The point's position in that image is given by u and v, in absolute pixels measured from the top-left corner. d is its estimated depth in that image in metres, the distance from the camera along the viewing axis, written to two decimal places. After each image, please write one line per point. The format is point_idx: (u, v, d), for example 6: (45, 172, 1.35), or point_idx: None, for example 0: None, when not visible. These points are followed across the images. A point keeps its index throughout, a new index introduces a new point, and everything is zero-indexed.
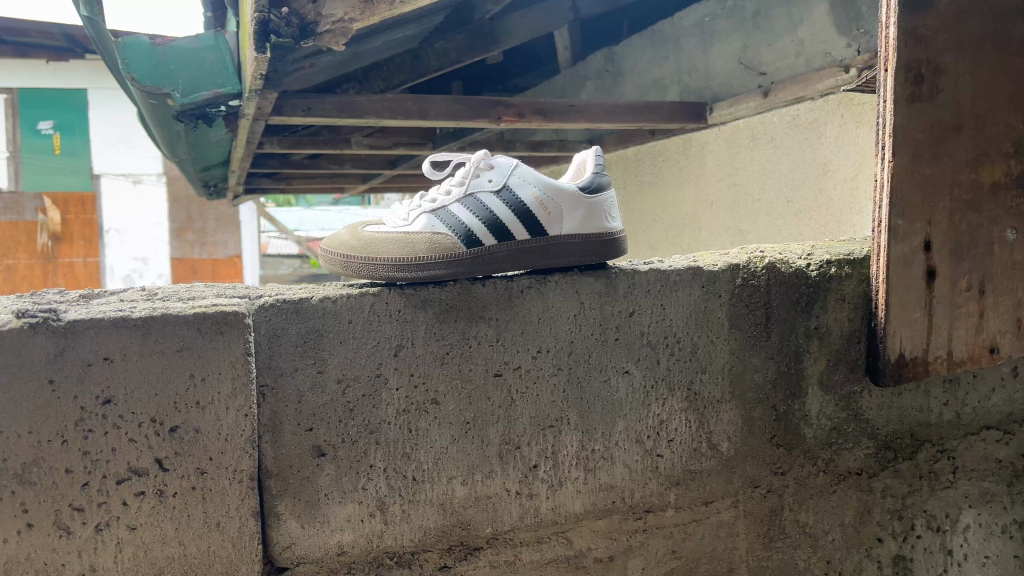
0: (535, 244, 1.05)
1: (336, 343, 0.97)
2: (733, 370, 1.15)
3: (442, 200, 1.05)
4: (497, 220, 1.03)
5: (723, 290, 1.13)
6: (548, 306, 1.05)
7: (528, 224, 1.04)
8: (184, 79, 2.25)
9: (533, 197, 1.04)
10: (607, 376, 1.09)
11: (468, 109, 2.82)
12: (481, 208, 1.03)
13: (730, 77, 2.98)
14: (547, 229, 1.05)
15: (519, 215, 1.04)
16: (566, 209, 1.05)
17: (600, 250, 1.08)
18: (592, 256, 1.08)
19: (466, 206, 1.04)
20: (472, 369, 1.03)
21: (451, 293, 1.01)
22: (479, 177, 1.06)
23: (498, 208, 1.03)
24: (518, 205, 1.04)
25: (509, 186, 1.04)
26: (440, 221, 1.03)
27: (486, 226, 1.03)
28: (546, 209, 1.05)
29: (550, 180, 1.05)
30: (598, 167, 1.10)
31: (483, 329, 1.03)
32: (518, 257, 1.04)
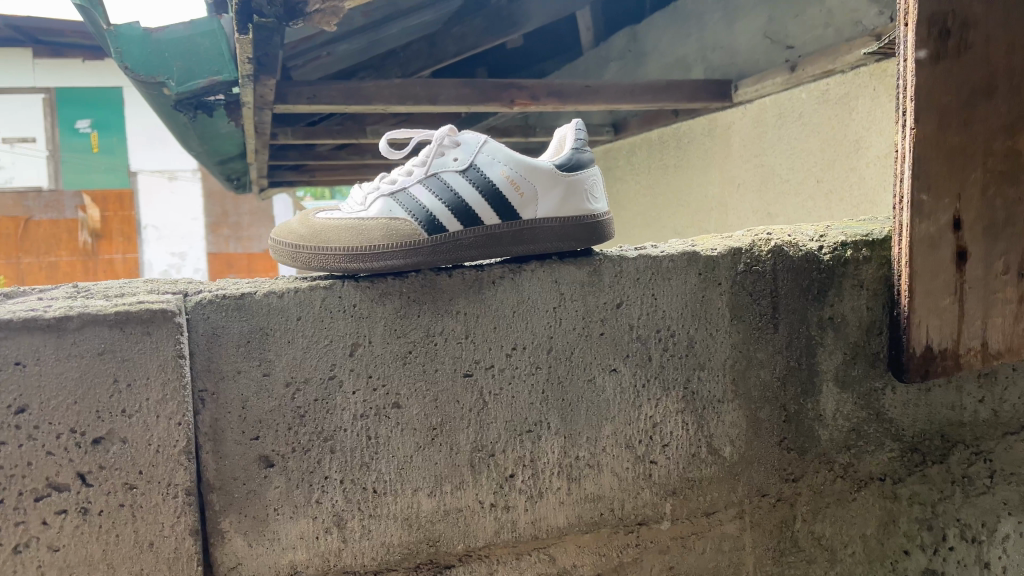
0: (506, 230, 0.94)
1: (283, 342, 0.88)
2: (736, 366, 1.02)
3: (402, 181, 0.94)
4: (461, 203, 0.92)
5: (722, 278, 1.01)
6: (522, 298, 0.95)
7: (498, 207, 0.93)
8: (180, 68, 2.14)
9: (503, 175, 0.93)
10: (591, 375, 0.98)
11: (479, 93, 2.70)
12: (444, 189, 0.93)
13: (757, 53, 2.83)
14: (519, 212, 0.94)
15: (488, 197, 0.93)
16: (541, 189, 0.94)
17: (581, 235, 0.97)
18: (570, 242, 0.96)
19: (428, 187, 0.93)
20: (438, 369, 0.93)
21: (411, 286, 0.92)
22: (443, 155, 0.95)
23: (465, 190, 0.93)
24: (486, 185, 0.93)
25: (476, 165, 0.94)
26: (399, 205, 0.92)
27: (449, 209, 0.92)
28: (517, 190, 0.93)
29: (521, 157, 0.94)
30: (578, 142, 0.98)
31: (451, 324, 0.93)
32: (485, 243, 0.93)
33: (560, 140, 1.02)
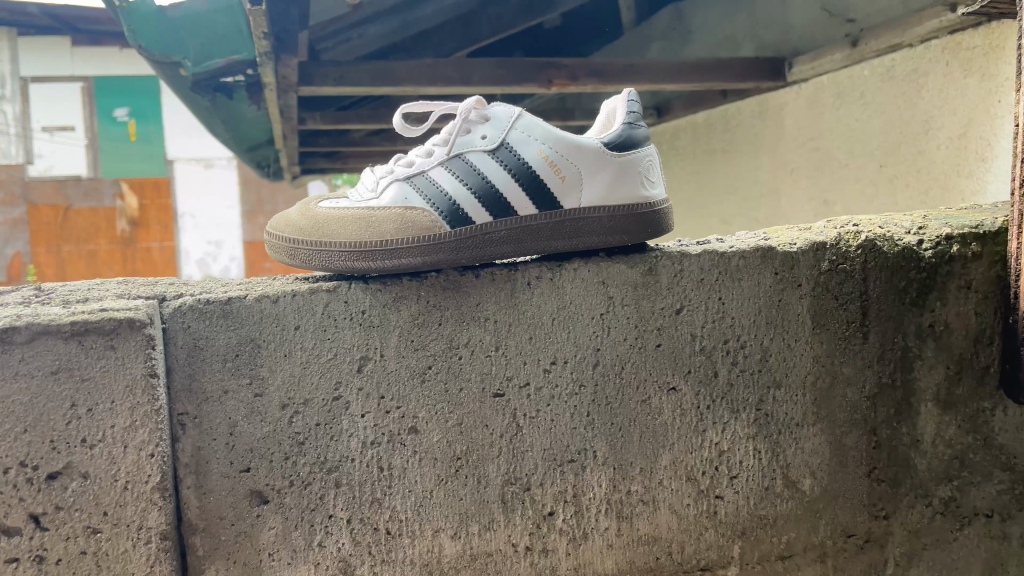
0: (545, 222, 0.78)
1: (278, 357, 0.75)
2: (818, 384, 0.86)
3: (420, 163, 0.79)
4: (491, 190, 0.77)
5: (802, 278, 0.85)
6: (564, 304, 0.80)
7: (535, 194, 0.78)
8: (196, 47, 1.99)
9: (540, 156, 0.78)
10: (646, 395, 0.82)
11: (514, 72, 2.52)
12: (469, 173, 0.78)
13: (813, 28, 2.61)
14: (560, 199, 0.78)
15: (522, 181, 0.77)
16: (586, 173, 0.78)
17: (634, 228, 0.81)
18: (621, 236, 0.80)
19: (451, 171, 0.78)
20: (464, 388, 0.78)
21: (431, 289, 0.77)
22: (469, 132, 0.79)
23: (494, 175, 0.77)
24: (521, 167, 0.78)
25: (509, 144, 0.78)
26: (416, 192, 0.77)
27: (476, 197, 0.77)
28: (558, 173, 0.78)
29: (563, 134, 0.78)
30: (631, 116, 0.81)
31: (477, 334, 0.78)
32: (518, 238, 0.78)
33: (610, 115, 0.86)
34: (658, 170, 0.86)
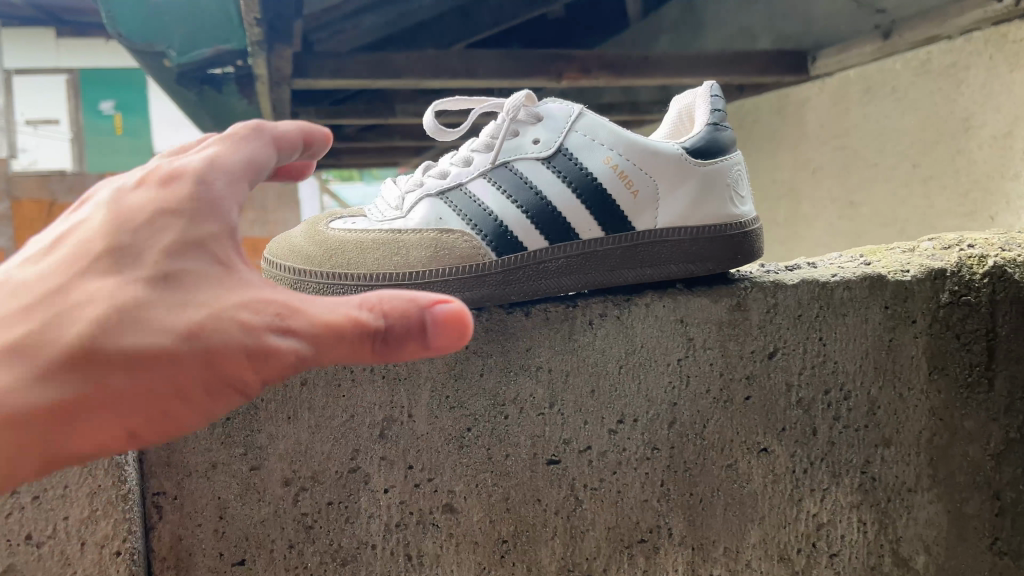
0: (613, 247, 0.62)
1: (280, 419, 0.59)
2: (935, 440, 0.71)
3: (456, 174, 0.63)
4: (547, 207, 0.61)
5: (918, 314, 0.70)
6: (634, 348, 0.65)
7: (601, 212, 0.62)
8: (181, 35, 1.80)
9: (607, 164, 0.62)
10: (732, 459, 0.67)
11: (522, 65, 2.36)
12: (518, 186, 0.62)
13: (837, 19, 2.45)
14: (631, 219, 0.63)
15: (585, 197, 0.62)
16: (664, 187, 0.63)
17: (721, 253, 0.65)
18: (705, 263, 0.65)
19: (496, 184, 0.62)
20: (512, 455, 0.63)
21: (471, 331, 0.62)
22: (518, 135, 0.64)
23: (549, 190, 0.62)
24: (584, 179, 0.62)
25: (568, 149, 0.63)
26: (452, 210, 0.62)
27: (529, 217, 0.61)
28: (630, 186, 0.62)
29: (635, 138, 0.63)
30: (715, 115, 0.65)
31: (529, 387, 0.63)
32: (582, 267, 0.62)
33: (685, 111, 0.70)
34: (745, 180, 0.70)
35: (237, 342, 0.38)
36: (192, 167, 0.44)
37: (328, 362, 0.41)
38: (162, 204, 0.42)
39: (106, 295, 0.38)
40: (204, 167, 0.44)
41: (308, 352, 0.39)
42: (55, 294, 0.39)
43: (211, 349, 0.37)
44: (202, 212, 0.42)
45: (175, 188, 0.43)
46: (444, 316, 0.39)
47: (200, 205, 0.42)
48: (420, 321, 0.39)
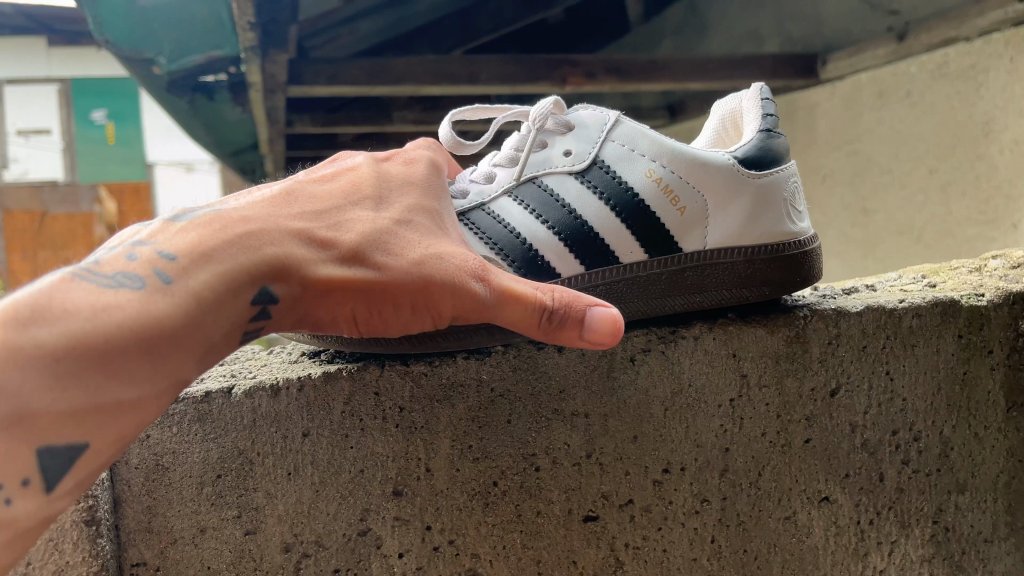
0: (660, 272, 0.54)
1: (280, 475, 0.51)
2: (1012, 485, 0.63)
3: (477, 193, 0.56)
4: (581, 228, 0.54)
5: (994, 344, 0.62)
6: (682, 387, 0.57)
7: (643, 232, 0.54)
8: (171, 40, 1.72)
9: (649, 177, 0.54)
10: (791, 510, 0.59)
11: (526, 70, 2.28)
12: (549, 204, 0.54)
13: (848, 21, 2.39)
14: (678, 239, 0.55)
15: (625, 215, 0.54)
16: (715, 202, 0.55)
17: (780, 276, 0.57)
18: (760, 288, 0.57)
19: (522, 201, 0.55)
20: (544, 513, 0.55)
21: (497, 371, 0.54)
22: (547, 147, 0.57)
23: (584, 208, 0.54)
24: (622, 194, 0.54)
25: (604, 161, 0.55)
26: (472, 231, 0.54)
27: (560, 239, 0.53)
28: (675, 202, 0.54)
29: (681, 146, 0.55)
30: (768, 120, 0.57)
31: (562, 435, 0.55)
32: (625, 295, 0.54)
33: (730, 116, 0.62)
34: (802, 194, 0.62)
35: (448, 283, 0.46)
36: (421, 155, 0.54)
37: (504, 323, 0.48)
38: (403, 171, 0.52)
39: (369, 220, 0.47)
40: (430, 158, 0.54)
41: (494, 303, 0.47)
42: (332, 208, 0.47)
43: (429, 283, 0.46)
44: (430, 188, 0.52)
45: (414, 164, 0.53)
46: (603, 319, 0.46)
47: (430, 183, 0.52)
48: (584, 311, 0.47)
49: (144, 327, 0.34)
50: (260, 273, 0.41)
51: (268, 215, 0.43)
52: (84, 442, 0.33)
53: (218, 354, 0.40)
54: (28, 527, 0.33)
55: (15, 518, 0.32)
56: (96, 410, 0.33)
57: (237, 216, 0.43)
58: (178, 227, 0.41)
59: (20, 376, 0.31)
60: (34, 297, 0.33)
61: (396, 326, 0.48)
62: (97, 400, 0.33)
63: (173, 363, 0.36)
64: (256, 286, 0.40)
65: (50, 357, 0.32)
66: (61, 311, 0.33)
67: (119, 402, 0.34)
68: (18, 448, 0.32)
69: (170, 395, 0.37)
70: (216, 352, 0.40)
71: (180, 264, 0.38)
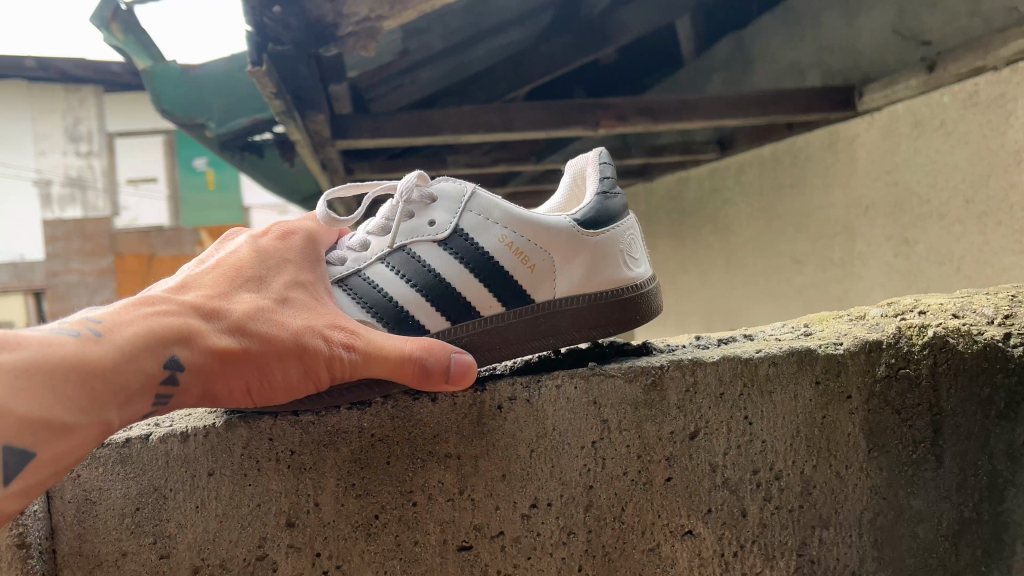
0: (516, 322, 0.63)
1: (188, 508, 0.61)
2: (878, 522, 0.68)
3: (357, 259, 0.65)
4: (443, 289, 0.62)
5: (852, 389, 0.67)
6: (545, 431, 0.64)
7: (500, 288, 0.63)
8: (220, 107, 1.90)
9: (502, 242, 0.63)
10: (653, 543, 0.65)
11: (559, 116, 2.27)
12: (415, 268, 0.63)
13: (884, 55, 2.18)
14: (531, 293, 0.63)
15: (482, 276, 0.62)
16: (560, 260, 0.64)
17: (621, 317, 0.66)
18: (606, 327, 0.66)
19: (392, 267, 0.63)
20: (422, 542, 0.63)
21: (376, 418, 0.63)
22: (414, 217, 0.65)
23: (447, 271, 0.63)
24: (478, 256, 0.63)
25: (463, 229, 0.64)
26: (352, 293, 0.63)
27: (424, 299, 0.62)
28: (526, 262, 0.63)
29: (528, 215, 0.63)
30: (604, 184, 0.67)
31: (435, 475, 0.63)
32: (487, 343, 0.63)
33: (578, 173, 0.71)
34: (637, 239, 0.71)
35: (324, 345, 0.55)
36: (301, 235, 0.64)
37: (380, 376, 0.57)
38: (282, 254, 0.61)
39: (252, 302, 0.56)
40: (308, 239, 0.64)
41: (362, 361, 0.56)
42: (221, 293, 0.56)
43: (305, 348, 0.54)
44: (306, 265, 0.61)
45: (288, 243, 0.62)
46: (461, 364, 0.57)
47: (304, 261, 0.62)
48: (447, 361, 0.56)
49: (84, 364, 0.44)
50: (166, 341, 0.50)
51: (167, 300, 0.53)
52: (32, 450, 0.41)
53: (131, 408, 0.48)
54: None
55: None
56: (44, 424, 0.41)
57: (141, 301, 0.52)
58: (92, 313, 0.50)
59: None
60: None
61: (284, 391, 0.56)
62: (47, 415, 0.41)
63: (103, 400, 0.45)
64: (162, 348, 0.49)
65: (12, 373, 0.40)
66: (15, 343, 0.42)
67: (61, 422, 0.42)
68: None
69: (95, 432, 0.45)
70: (130, 409, 0.48)
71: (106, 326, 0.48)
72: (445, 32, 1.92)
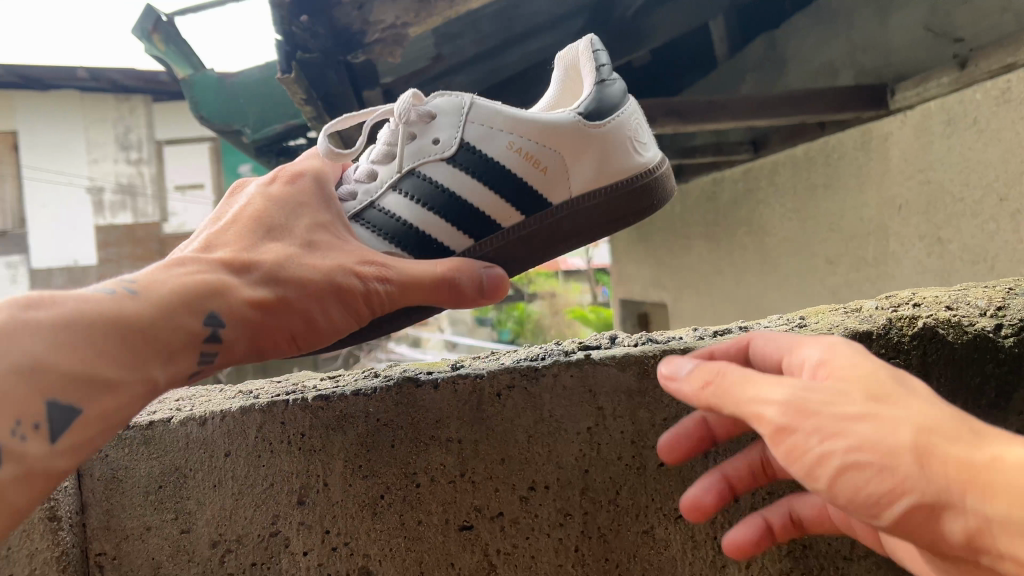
0: (536, 225, 0.69)
1: (207, 487, 0.66)
2: None
3: (373, 179, 0.70)
4: (458, 197, 0.68)
5: None
6: (542, 417, 0.67)
7: (515, 191, 0.68)
8: (255, 114, 1.94)
9: (510, 148, 0.68)
10: (648, 525, 0.68)
11: None
12: (431, 184, 0.68)
13: (916, 52, 2.05)
14: (545, 193, 0.69)
15: (495, 182, 0.68)
16: (569, 156, 0.69)
17: (636, 203, 0.71)
18: (623, 217, 0.72)
19: (409, 184, 0.69)
20: (426, 520, 0.66)
21: (381, 404, 0.66)
22: (417, 134, 0.70)
23: (456, 186, 0.68)
24: (488, 164, 0.68)
25: (468, 141, 0.69)
26: (376, 208, 0.69)
27: (444, 207, 0.68)
28: (536, 163, 0.68)
29: (529, 117, 0.69)
30: (598, 74, 0.72)
31: (438, 458, 0.67)
32: (510, 249, 0.69)
33: (571, 65, 0.78)
34: (642, 125, 0.76)
35: (360, 279, 0.59)
36: (308, 177, 0.67)
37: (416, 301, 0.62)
38: (295, 197, 0.64)
39: (278, 251, 0.58)
40: (315, 177, 0.67)
41: (399, 291, 0.60)
42: (247, 245, 0.58)
43: (342, 288, 0.58)
44: (320, 204, 0.65)
45: (298, 185, 0.65)
46: (495, 278, 0.64)
47: (319, 201, 0.65)
48: (482, 278, 0.63)
49: (120, 318, 0.47)
50: (200, 301, 0.52)
51: (199, 261, 0.55)
52: (76, 406, 0.43)
53: (176, 364, 0.50)
54: (34, 471, 0.41)
55: (25, 454, 0.41)
56: (88, 380, 0.44)
57: (171, 265, 0.55)
58: (126, 279, 0.53)
59: (34, 342, 0.42)
60: (31, 296, 0.46)
61: (329, 333, 0.59)
62: (86, 370, 0.44)
63: (145, 356, 0.48)
64: (199, 309, 0.52)
65: (44, 326, 0.43)
66: (48, 303, 0.45)
67: (102, 377, 0.45)
68: (32, 394, 0.41)
69: (141, 388, 0.48)
70: (176, 364, 0.50)
71: (140, 290, 0.50)
72: (477, 40, 1.88)
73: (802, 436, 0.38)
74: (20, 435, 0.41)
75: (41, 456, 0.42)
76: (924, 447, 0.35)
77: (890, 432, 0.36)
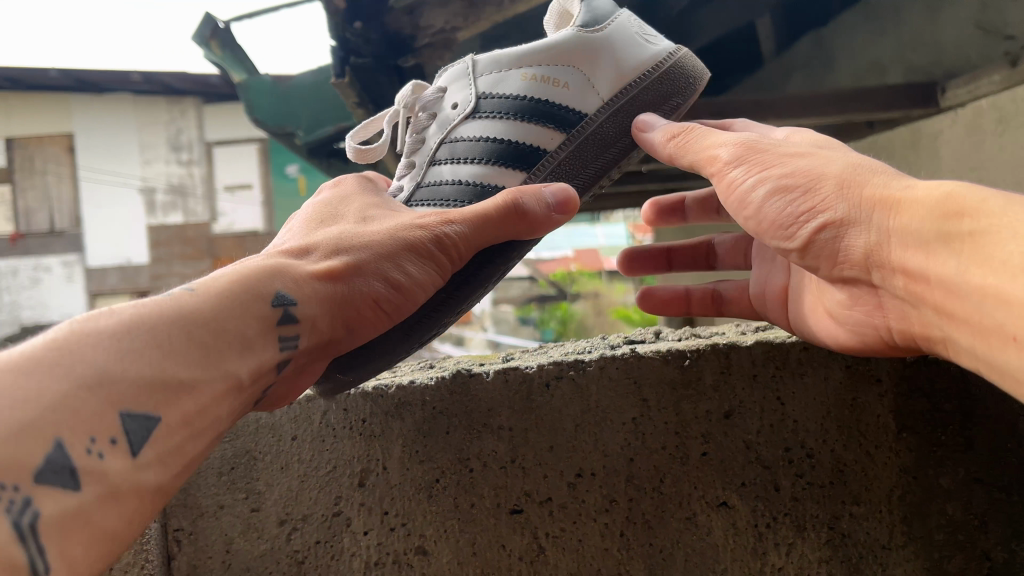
0: (580, 139, 0.74)
1: (276, 469, 0.71)
2: (908, 499, 0.71)
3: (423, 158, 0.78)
4: (498, 135, 0.74)
5: (883, 373, 0.71)
6: (590, 407, 0.71)
7: (549, 114, 0.74)
8: (308, 115, 2.00)
9: (526, 79, 0.75)
10: (691, 513, 0.70)
11: None
12: (471, 137, 0.75)
13: None
14: (575, 107, 0.75)
15: (525, 112, 0.74)
16: (583, 68, 0.75)
17: (665, 86, 0.76)
18: (662, 106, 0.76)
19: (454, 145, 0.76)
20: (478, 504, 0.70)
21: (438, 393, 0.71)
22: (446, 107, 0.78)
23: (492, 128, 0.75)
24: (513, 100, 0.75)
25: (487, 90, 0.76)
26: (434, 175, 0.76)
27: (490, 148, 0.74)
28: (556, 82, 0.75)
29: (532, 48, 0.76)
30: None
31: (490, 446, 0.71)
32: (572, 166, 0.74)
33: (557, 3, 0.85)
34: (644, 26, 0.82)
35: (428, 227, 0.64)
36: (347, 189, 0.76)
37: (493, 238, 0.65)
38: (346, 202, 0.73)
39: (341, 236, 0.65)
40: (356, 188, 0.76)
41: (468, 230, 0.64)
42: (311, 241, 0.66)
43: (410, 242, 0.63)
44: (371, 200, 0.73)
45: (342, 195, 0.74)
46: (562, 194, 0.66)
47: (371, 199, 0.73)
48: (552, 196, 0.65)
49: (177, 316, 0.50)
50: (265, 282, 0.58)
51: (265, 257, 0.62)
52: (156, 413, 0.46)
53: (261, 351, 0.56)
54: (125, 485, 0.43)
55: (107, 471, 0.42)
56: (160, 387, 0.46)
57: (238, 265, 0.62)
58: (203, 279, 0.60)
59: (102, 356, 0.44)
60: (88, 315, 0.48)
61: (412, 288, 0.63)
62: (158, 375, 0.46)
63: (214, 362, 0.51)
64: (268, 287, 0.58)
65: (102, 337, 0.45)
66: (104, 317, 0.48)
67: (175, 379, 0.48)
68: (106, 408, 0.43)
69: (220, 384, 0.51)
70: (261, 347, 0.56)
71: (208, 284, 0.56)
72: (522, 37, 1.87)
73: (747, 173, 0.58)
74: (98, 452, 0.42)
75: (122, 470, 0.43)
76: (849, 168, 0.53)
77: (823, 168, 0.54)
